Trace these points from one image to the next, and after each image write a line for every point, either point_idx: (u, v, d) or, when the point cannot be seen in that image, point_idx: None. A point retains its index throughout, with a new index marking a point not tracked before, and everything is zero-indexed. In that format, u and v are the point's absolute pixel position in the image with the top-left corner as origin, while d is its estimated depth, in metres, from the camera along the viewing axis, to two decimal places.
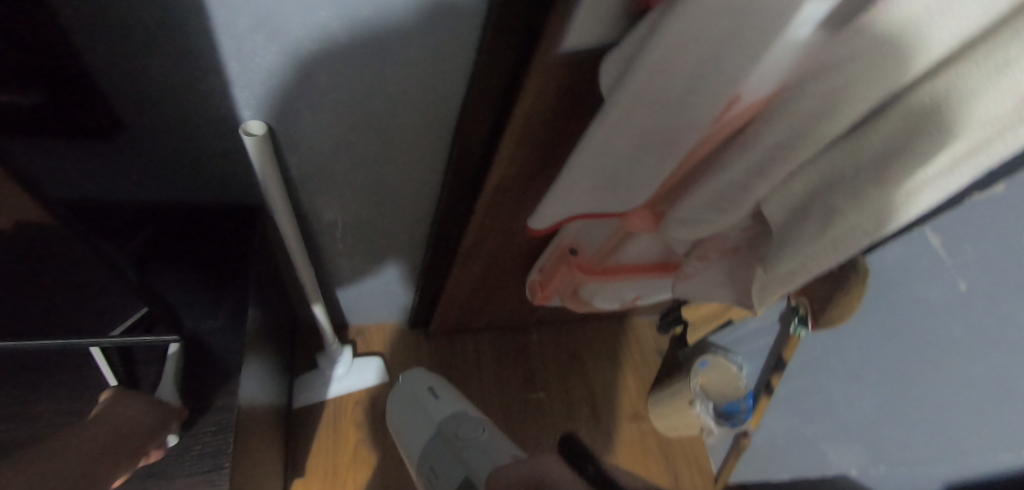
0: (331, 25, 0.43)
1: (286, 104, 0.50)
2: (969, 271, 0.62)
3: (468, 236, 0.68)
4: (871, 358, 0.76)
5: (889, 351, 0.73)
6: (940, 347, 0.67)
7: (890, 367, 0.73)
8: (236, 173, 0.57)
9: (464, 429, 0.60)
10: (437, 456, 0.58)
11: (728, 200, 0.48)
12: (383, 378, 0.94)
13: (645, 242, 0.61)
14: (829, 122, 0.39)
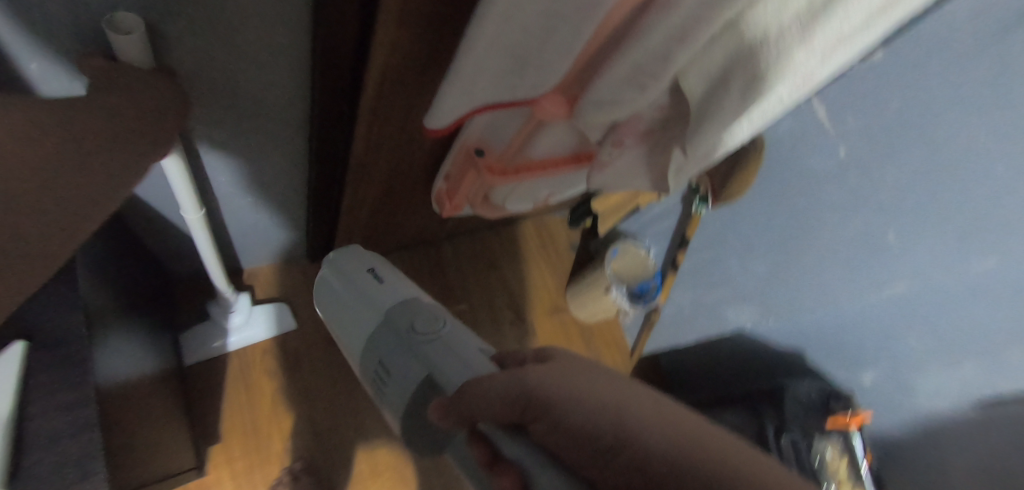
0: None
1: None
2: (850, 136, 0.63)
3: (356, 148, 0.59)
4: (770, 234, 0.80)
5: (788, 221, 0.76)
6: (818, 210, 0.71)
7: (787, 237, 0.77)
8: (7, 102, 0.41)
9: (417, 319, 0.50)
10: (389, 349, 0.48)
11: (644, 77, 0.43)
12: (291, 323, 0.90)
13: (557, 133, 0.56)
14: None
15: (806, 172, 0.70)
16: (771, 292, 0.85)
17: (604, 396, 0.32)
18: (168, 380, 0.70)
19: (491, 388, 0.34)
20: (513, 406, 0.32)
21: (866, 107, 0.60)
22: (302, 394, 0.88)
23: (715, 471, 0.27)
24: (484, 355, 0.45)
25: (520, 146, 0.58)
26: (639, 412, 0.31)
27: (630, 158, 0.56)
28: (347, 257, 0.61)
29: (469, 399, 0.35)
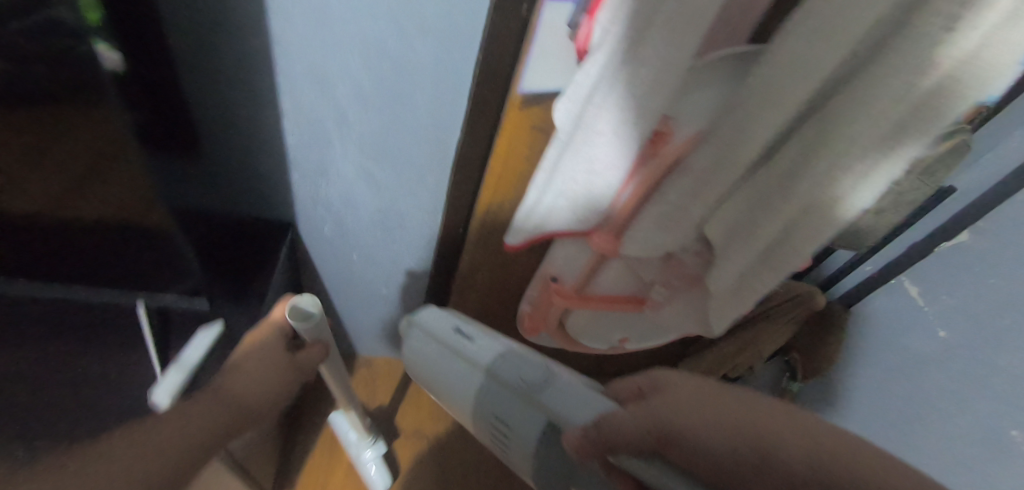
0: (356, 73, 0.54)
1: (321, 137, 0.61)
2: None
3: (465, 263, 0.78)
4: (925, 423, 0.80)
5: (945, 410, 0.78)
6: None
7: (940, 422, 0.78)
8: (273, 195, 0.69)
9: (523, 372, 0.62)
10: (504, 404, 0.61)
11: (677, 220, 0.56)
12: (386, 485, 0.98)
13: (617, 271, 0.69)
14: (743, 156, 0.46)
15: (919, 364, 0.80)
16: None
17: (704, 419, 0.43)
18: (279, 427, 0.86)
19: (627, 421, 0.45)
20: (649, 435, 0.42)
21: None
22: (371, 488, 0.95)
23: (884, 473, 0.37)
24: (599, 397, 0.56)
25: (588, 277, 0.71)
26: (765, 414, 0.44)
27: (683, 303, 0.66)
28: (433, 318, 0.75)
29: (609, 432, 0.44)
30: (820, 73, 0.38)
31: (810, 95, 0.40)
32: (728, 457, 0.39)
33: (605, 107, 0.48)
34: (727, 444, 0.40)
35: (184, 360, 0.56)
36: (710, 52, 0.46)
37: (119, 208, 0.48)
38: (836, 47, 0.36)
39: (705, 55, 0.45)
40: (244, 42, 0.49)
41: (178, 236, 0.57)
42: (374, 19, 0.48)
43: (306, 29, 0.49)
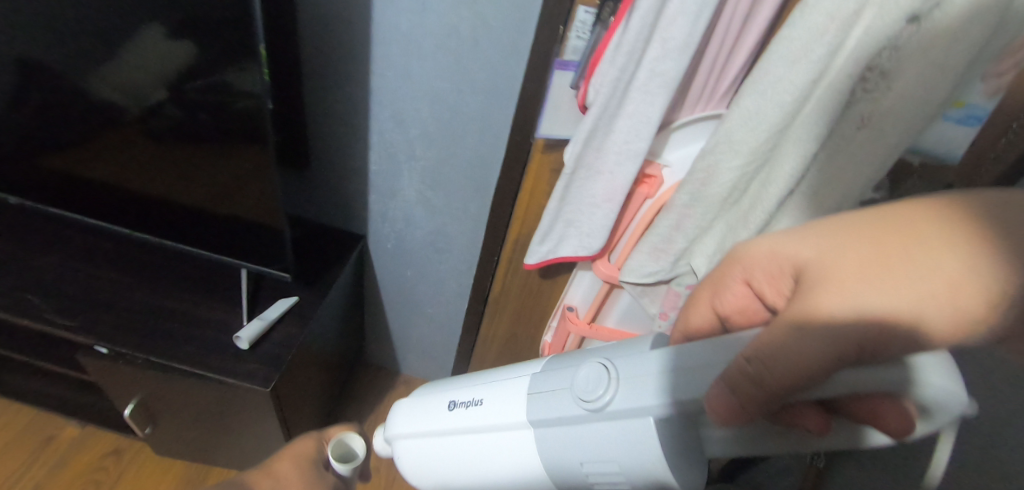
0: (424, 114, 0.73)
1: (394, 165, 0.80)
2: None
3: (496, 288, 0.89)
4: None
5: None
6: None
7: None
8: (354, 210, 0.88)
9: (577, 384, 0.39)
10: (577, 446, 0.39)
11: (664, 252, 0.65)
12: None
13: (625, 302, 0.77)
14: (712, 191, 0.58)
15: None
16: None
17: (912, 302, 0.29)
18: (319, 419, 0.97)
19: (808, 365, 0.29)
20: (842, 350, 0.29)
21: None
22: None
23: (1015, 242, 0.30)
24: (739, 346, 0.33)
25: (600, 307, 0.80)
26: (905, 247, 0.30)
27: None
28: (414, 415, 0.53)
29: (773, 373, 0.30)
30: (766, 125, 0.51)
31: (758, 144, 0.53)
32: (949, 328, 0.28)
33: (602, 149, 0.61)
34: (962, 324, 0.28)
35: (265, 316, 0.75)
36: (679, 120, 0.61)
37: (249, 204, 0.74)
38: (772, 103, 0.50)
39: (676, 123, 0.61)
40: (355, 83, 0.72)
41: (282, 232, 0.76)
42: (440, 72, 0.68)
43: (394, 78, 0.71)
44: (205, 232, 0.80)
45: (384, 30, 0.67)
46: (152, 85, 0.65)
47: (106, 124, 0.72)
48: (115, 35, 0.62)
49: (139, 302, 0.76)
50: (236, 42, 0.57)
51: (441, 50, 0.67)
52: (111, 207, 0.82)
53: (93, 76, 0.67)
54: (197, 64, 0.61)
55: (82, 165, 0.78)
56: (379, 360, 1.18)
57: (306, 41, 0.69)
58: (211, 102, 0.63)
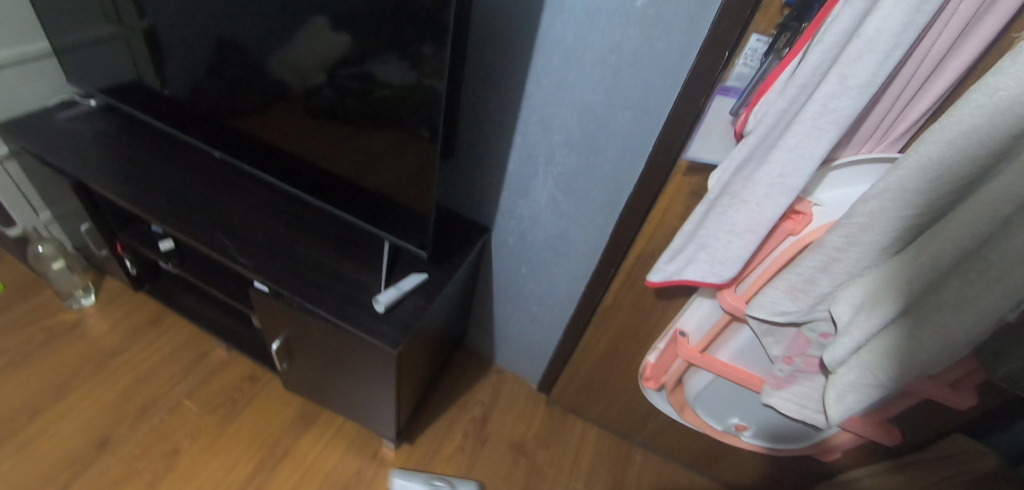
0: (569, 123, 0.77)
1: (531, 168, 0.85)
2: None
3: (607, 297, 0.91)
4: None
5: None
6: None
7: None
8: (485, 203, 0.95)
9: None
10: None
11: (802, 292, 0.62)
12: None
13: (745, 339, 0.75)
14: (870, 237, 0.54)
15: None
16: None
17: None
18: (421, 389, 1.06)
19: None
20: None
21: None
22: (471, 467, 1.07)
23: None
24: None
25: (715, 338, 0.77)
26: None
27: (815, 382, 0.69)
28: None
29: None
30: (945, 174, 0.48)
31: (933, 194, 0.49)
32: None
33: (752, 179, 0.60)
34: None
35: (401, 286, 0.83)
36: (842, 159, 0.57)
37: (390, 182, 0.84)
38: (953, 151, 0.46)
39: (837, 162, 0.57)
40: (511, 88, 0.78)
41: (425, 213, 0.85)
42: (594, 86, 0.72)
43: (548, 87, 0.75)
44: (350, 202, 0.91)
45: (547, 41, 0.71)
46: (314, 70, 0.78)
47: (280, 100, 0.86)
48: (319, 22, 0.72)
49: (301, 255, 0.89)
50: (390, 37, 0.67)
51: (598, 66, 0.70)
52: (285, 170, 0.96)
53: (295, 55, 0.78)
54: (383, 51, 0.69)
55: (271, 131, 0.92)
56: (477, 346, 1.25)
57: (476, 47, 0.76)
58: (390, 87, 0.72)
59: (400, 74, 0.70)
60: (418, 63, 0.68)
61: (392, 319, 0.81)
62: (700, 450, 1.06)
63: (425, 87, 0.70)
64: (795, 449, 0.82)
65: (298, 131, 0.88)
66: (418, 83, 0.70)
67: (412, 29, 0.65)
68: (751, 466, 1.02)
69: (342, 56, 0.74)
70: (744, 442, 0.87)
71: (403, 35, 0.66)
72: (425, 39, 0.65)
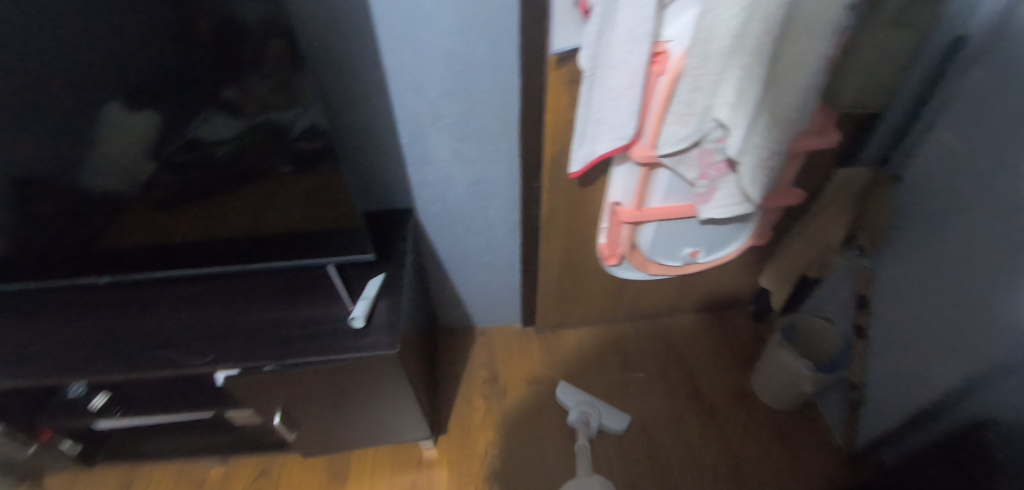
0: (438, 75, 0.79)
1: (422, 132, 0.87)
2: (978, 149, 0.72)
3: (542, 211, 0.98)
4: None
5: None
6: (953, 189, 0.77)
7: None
8: (396, 186, 0.95)
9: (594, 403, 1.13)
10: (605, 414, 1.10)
11: (689, 115, 0.72)
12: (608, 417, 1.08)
13: (665, 181, 0.85)
14: (718, 45, 0.64)
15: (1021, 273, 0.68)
16: (944, 316, 0.80)
17: None
18: (428, 380, 1.08)
19: None
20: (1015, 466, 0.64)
21: (976, 113, 0.72)
22: (505, 422, 1.12)
23: None
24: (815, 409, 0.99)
25: (644, 193, 0.87)
26: None
27: (729, 184, 0.81)
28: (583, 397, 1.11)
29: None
30: None
31: None
32: None
33: (612, 43, 0.68)
34: None
35: (367, 295, 0.83)
36: None
37: (293, 215, 0.80)
38: None
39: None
40: (367, 68, 0.78)
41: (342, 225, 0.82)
42: (444, 30, 0.74)
43: (403, 50, 0.76)
44: (251, 254, 0.87)
45: (383, 6, 0.71)
46: (140, 161, 0.73)
47: (125, 195, 0.77)
48: (118, 98, 0.65)
49: (254, 321, 0.84)
50: (194, 94, 0.64)
51: (439, 8, 0.72)
52: (175, 258, 0.87)
53: (110, 146, 0.71)
54: (204, 95, 0.64)
55: (131, 233, 0.82)
56: (452, 321, 1.27)
57: (314, 44, 0.74)
58: (231, 126, 0.68)
59: (234, 110, 0.66)
60: (256, 101, 0.65)
61: (376, 327, 0.82)
62: (672, 295, 1.20)
63: (263, 113, 0.66)
64: (737, 246, 0.97)
65: (165, 215, 0.80)
66: (256, 110, 0.66)
67: (216, 61, 0.61)
68: (714, 284, 1.19)
69: (165, 120, 0.67)
70: (701, 263, 1.00)
71: (212, 70, 0.62)
72: (237, 62, 0.61)
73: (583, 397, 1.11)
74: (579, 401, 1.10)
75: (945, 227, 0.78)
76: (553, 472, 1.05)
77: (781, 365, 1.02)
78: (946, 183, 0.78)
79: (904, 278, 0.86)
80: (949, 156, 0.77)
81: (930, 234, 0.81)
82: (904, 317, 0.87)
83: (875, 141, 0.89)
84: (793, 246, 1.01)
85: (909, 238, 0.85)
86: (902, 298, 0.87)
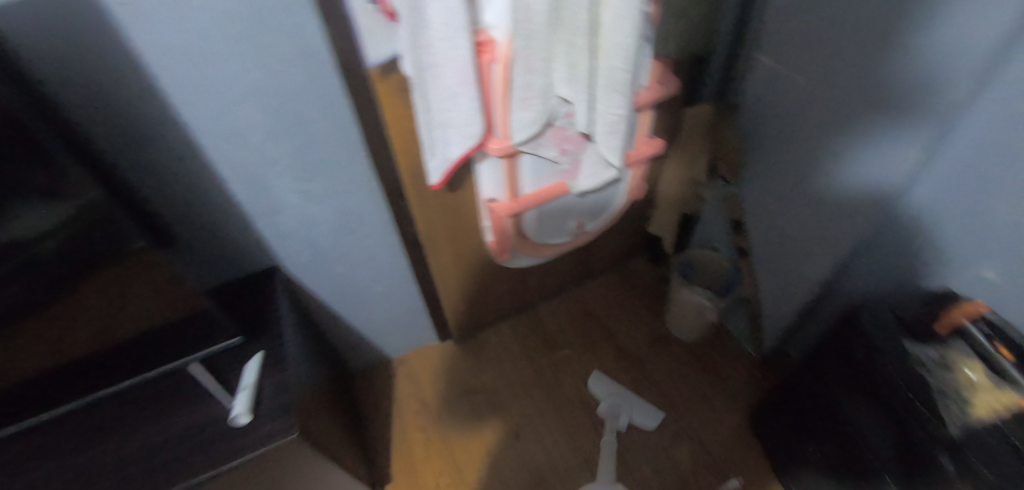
0: (254, 117, 0.69)
1: (260, 183, 0.76)
2: (798, 67, 0.78)
3: (421, 227, 0.92)
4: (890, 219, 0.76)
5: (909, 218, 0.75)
6: (784, 107, 0.83)
7: (874, 221, 0.76)
8: (250, 246, 0.84)
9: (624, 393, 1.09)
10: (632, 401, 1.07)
11: (531, 98, 0.69)
12: (642, 411, 1.05)
13: (532, 166, 0.83)
14: (537, 24, 0.61)
15: (848, 169, 0.76)
16: (805, 219, 0.87)
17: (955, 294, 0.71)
18: (353, 436, 0.99)
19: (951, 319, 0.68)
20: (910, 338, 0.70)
21: (789, 34, 0.77)
22: (448, 446, 1.07)
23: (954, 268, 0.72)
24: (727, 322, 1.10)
25: (514, 183, 0.84)
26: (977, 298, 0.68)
27: (589, 153, 0.82)
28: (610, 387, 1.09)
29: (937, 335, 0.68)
30: None
31: None
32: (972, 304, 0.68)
33: (431, 43, 0.62)
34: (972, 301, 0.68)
35: (246, 384, 0.73)
36: None
37: (140, 315, 0.65)
38: None
39: None
40: (164, 130, 0.65)
41: (206, 310, 0.69)
42: (243, 67, 0.64)
43: (202, 100, 0.65)
44: (79, 381, 0.67)
45: (157, 55, 0.59)
46: None
47: None
48: None
49: (112, 458, 0.67)
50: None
51: (228, 43, 0.62)
52: None
53: None
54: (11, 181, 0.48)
55: None
56: (365, 363, 1.18)
57: (84, 117, 0.61)
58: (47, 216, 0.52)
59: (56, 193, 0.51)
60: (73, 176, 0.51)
61: (268, 413, 0.72)
62: (575, 266, 1.21)
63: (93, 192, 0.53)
64: (617, 208, 0.99)
65: None
66: (84, 190, 0.52)
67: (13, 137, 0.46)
68: (610, 244, 1.21)
69: None
70: (590, 232, 1.01)
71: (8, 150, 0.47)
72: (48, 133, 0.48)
73: (614, 389, 1.08)
74: (609, 393, 1.08)
75: (788, 142, 0.85)
76: (511, 478, 1.02)
77: (687, 302, 1.08)
78: (777, 104, 0.84)
79: (766, 196, 0.93)
80: (773, 78, 0.82)
81: (776, 151, 0.88)
82: (774, 230, 0.95)
83: (710, 77, 0.93)
84: (667, 191, 1.04)
85: (763, 159, 0.91)
86: (769, 213, 0.94)
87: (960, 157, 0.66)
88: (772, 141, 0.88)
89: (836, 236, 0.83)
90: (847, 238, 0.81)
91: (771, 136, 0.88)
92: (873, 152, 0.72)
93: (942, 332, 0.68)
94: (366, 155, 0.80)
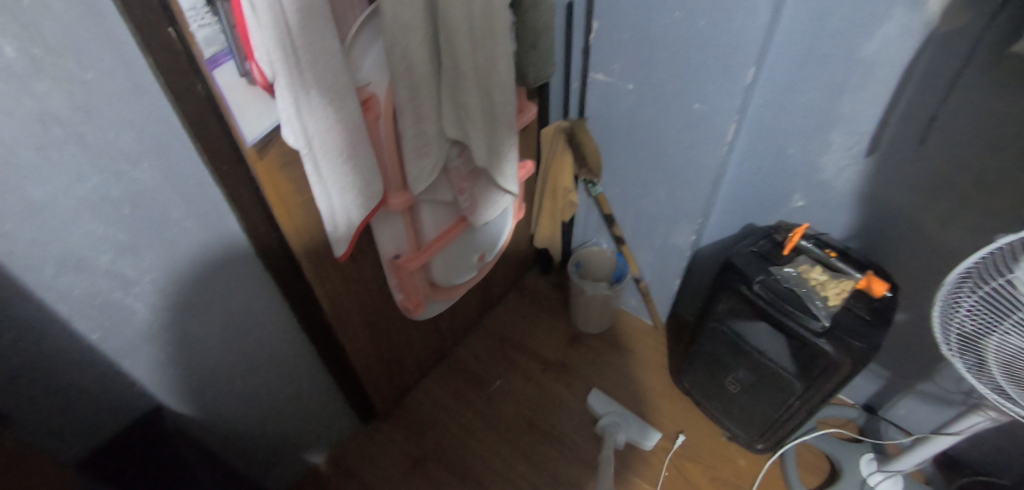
0: (102, 232, 0.56)
1: (120, 310, 0.61)
2: (625, 77, 0.93)
3: (326, 304, 0.84)
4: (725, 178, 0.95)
5: (738, 174, 0.95)
6: (623, 110, 0.97)
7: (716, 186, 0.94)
8: (119, 393, 0.66)
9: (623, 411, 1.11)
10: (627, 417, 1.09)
11: (425, 145, 0.70)
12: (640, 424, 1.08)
13: (431, 211, 0.83)
14: (420, 73, 0.63)
15: (687, 150, 0.93)
16: (660, 198, 1.04)
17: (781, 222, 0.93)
18: None
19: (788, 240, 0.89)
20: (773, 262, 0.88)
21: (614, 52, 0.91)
22: None
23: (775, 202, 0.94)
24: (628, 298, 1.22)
25: (417, 232, 0.83)
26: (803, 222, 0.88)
27: (482, 186, 0.85)
28: (606, 406, 1.11)
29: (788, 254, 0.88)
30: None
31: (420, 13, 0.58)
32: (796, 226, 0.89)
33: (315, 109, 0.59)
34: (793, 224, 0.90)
35: None
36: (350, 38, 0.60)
37: None
38: None
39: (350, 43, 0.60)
40: None
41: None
42: (79, 177, 0.52)
43: (23, 228, 0.50)
44: None
45: None
46: None
47: None
48: None
49: None
50: None
51: (55, 151, 0.49)
52: None
53: None
54: None
55: None
56: (287, 482, 1.01)
57: None
58: None
59: None
60: None
61: None
62: (478, 298, 1.22)
63: None
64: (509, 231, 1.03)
65: None
66: None
67: None
68: (503, 267, 1.26)
69: None
70: (490, 260, 1.04)
71: None
72: None
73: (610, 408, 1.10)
74: (607, 410, 1.10)
75: (632, 138, 1.00)
76: None
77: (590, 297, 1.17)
78: (616, 109, 0.98)
79: (626, 186, 1.08)
80: (608, 89, 0.97)
81: (624, 148, 1.03)
82: (640, 213, 1.10)
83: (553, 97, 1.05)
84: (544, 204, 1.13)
85: (616, 156, 1.05)
86: (632, 201, 1.09)
87: (758, 121, 0.86)
88: (619, 141, 1.02)
89: (691, 204, 1.00)
90: (700, 202, 0.98)
91: (617, 137, 1.02)
92: (703, 134, 0.89)
93: (786, 254, 0.88)
94: (250, 243, 0.71)
